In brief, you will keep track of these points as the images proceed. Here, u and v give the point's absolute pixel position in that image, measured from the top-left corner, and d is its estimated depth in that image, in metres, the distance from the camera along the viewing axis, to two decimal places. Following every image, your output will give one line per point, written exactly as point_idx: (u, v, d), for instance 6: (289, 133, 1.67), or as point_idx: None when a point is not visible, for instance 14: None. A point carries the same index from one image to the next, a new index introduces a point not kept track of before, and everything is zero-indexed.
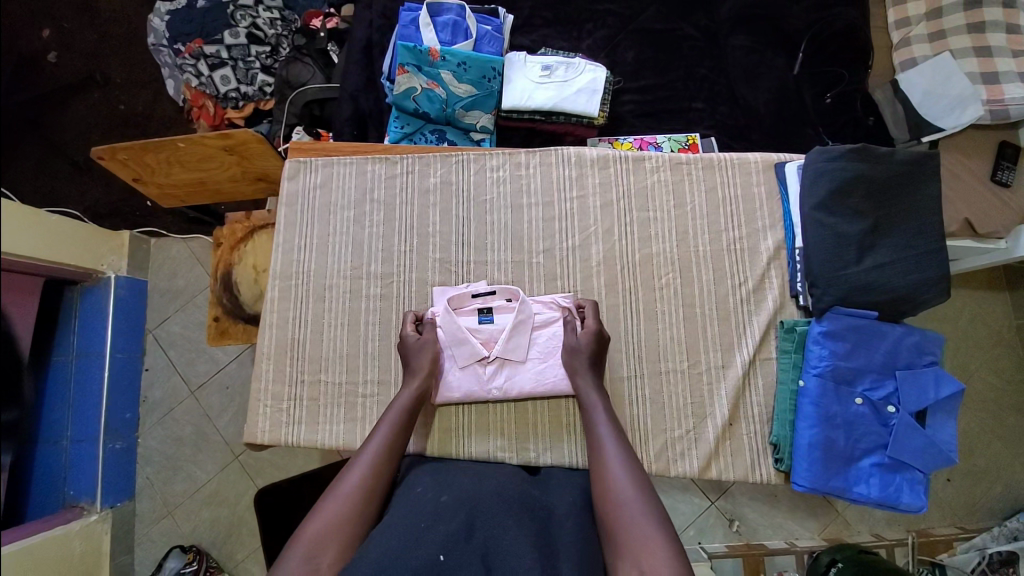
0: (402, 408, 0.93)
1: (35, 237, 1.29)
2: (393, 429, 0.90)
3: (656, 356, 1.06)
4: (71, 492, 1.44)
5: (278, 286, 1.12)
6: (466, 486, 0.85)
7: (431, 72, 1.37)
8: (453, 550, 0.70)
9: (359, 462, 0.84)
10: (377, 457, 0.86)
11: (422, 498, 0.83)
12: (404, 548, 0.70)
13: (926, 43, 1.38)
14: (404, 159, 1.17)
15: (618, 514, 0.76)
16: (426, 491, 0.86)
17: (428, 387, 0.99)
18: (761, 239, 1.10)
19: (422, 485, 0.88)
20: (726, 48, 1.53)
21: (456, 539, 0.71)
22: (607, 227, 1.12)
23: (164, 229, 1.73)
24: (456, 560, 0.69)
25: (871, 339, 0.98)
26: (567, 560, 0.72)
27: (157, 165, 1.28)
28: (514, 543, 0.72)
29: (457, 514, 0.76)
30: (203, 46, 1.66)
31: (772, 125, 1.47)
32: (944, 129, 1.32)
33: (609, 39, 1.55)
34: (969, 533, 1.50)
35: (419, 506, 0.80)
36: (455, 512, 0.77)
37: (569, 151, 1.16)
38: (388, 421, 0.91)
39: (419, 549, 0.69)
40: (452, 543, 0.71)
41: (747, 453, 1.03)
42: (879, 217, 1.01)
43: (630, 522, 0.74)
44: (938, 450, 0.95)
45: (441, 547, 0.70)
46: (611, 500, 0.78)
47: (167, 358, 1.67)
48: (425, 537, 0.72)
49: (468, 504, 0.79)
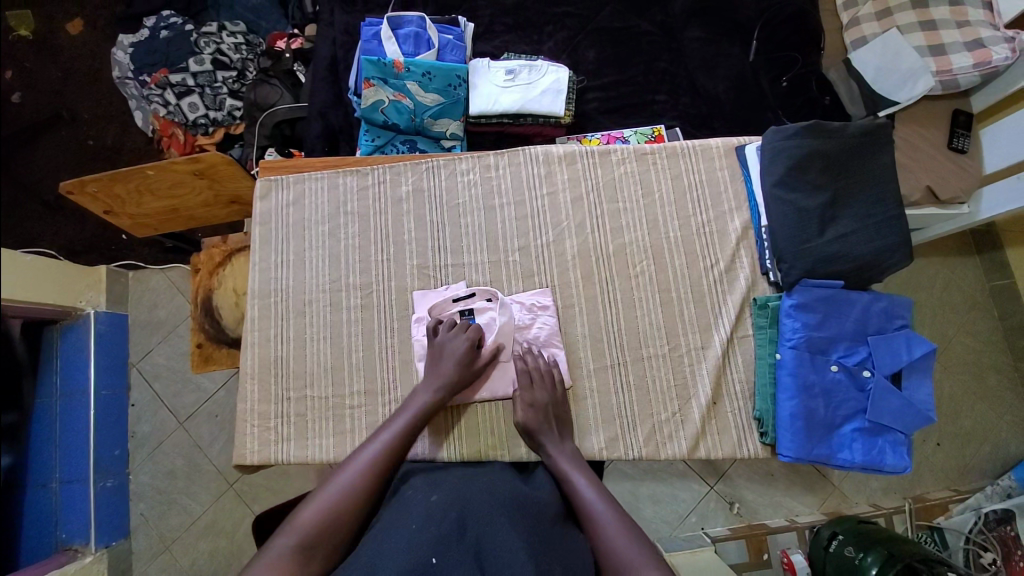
0: (411, 415, 0.95)
1: (13, 280, 1.30)
2: (402, 432, 0.93)
3: (637, 342, 1.08)
4: (63, 535, 1.42)
5: (257, 305, 1.12)
6: (457, 487, 0.85)
7: (397, 84, 1.39)
8: (446, 551, 0.70)
9: (357, 461, 0.87)
10: (376, 460, 0.88)
11: (414, 499, 0.83)
12: (399, 552, 0.69)
13: (874, 21, 1.43)
14: (374, 170, 1.18)
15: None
16: (416, 492, 0.86)
17: (444, 394, 1.00)
18: (729, 221, 1.13)
19: (414, 486, 0.89)
20: (683, 41, 1.57)
21: (449, 540, 0.71)
22: (579, 221, 1.14)
23: (140, 261, 1.71)
24: (449, 560, 0.69)
25: (841, 308, 1.01)
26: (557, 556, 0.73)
27: (127, 195, 1.28)
28: (505, 538, 0.74)
29: (449, 513, 0.77)
30: (169, 75, 1.67)
31: (733, 112, 1.51)
32: (898, 103, 1.37)
33: (570, 40, 1.59)
34: (962, 494, 1.53)
35: (411, 507, 0.80)
36: (446, 510, 0.77)
37: (536, 150, 1.17)
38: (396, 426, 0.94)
39: (411, 552, 0.69)
40: (444, 545, 0.71)
41: (733, 430, 1.04)
42: (837, 190, 1.04)
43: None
44: (915, 410, 0.98)
45: (433, 549, 0.70)
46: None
47: (152, 391, 1.65)
48: (416, 540, 0.72)
49: (459, 503, 0.79)
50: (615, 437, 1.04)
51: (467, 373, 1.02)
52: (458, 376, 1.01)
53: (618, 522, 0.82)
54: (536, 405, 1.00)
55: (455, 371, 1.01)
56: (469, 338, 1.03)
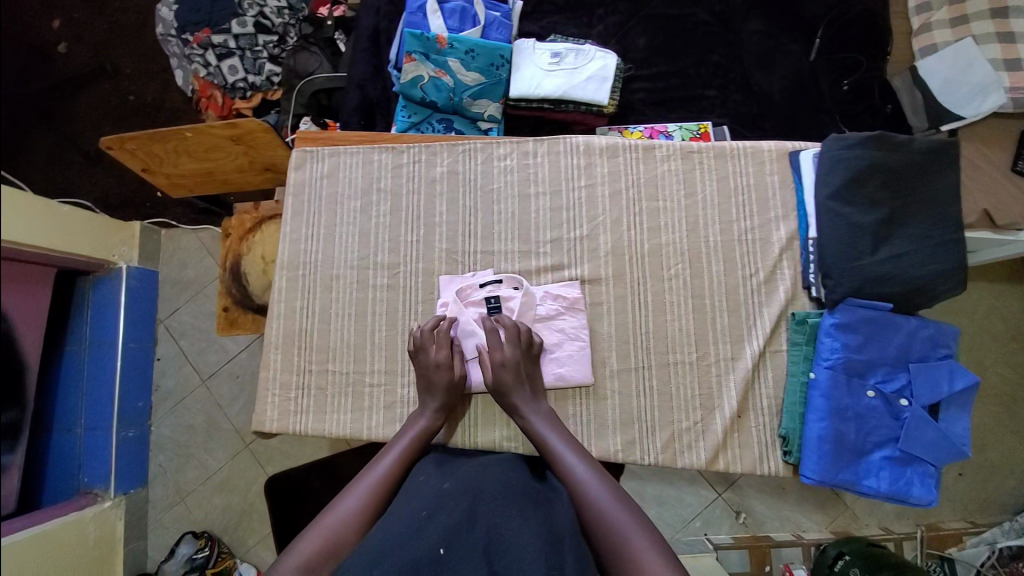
0: (411, 438, 0.95)
1: (48, 227, 1.30)
2: (401, 455, 0.93)
3: (665, 347, 1.05)
4: (85, 478, 1.46)
5: (285, 275, 1.13)
6: (472, 475, 0.86)
7: (439, 60, 1.36)
8: (453, 543, 0.70)
9: (358, 487, 0.86)
10: (377, 483, 0.87)
11: (427, 485, 0.85)
12: (407, 541, 0.71)
13: (948, 28, 1.35)
14: (411, 147, 1.16)
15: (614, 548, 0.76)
16: (428, 476, 0.87)
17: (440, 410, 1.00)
18: (774, 230, 1.08)
19: (428, 469, 0.90)
20: (740, 34, 1.49)
21: (458, 531, 0.71)
22: (616, 217, 1.10)
23: (174, 220, 1.74)
24: (456, 554, 0.68)
25: (885, 331, 0.96)
26: (570, 550, 0.72)
27: (164, 155, 1.28)
28: (517, 535, 0.72)
29: (460, 503, 0.77)
30: (211, 35, 1.65)
31: (786, 113, 1.43)
32: (964, 117, 1.29)
33: (620, 25, 1.52)
34: (980, 527, 1.48)
35: (421, 497, 0.81)
36: (458, 501, 0.78)
37: (577, 140, 1.13)
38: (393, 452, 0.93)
39: (420, 542, 0.70)
40: (453, 535, 0.71)
41: (756, 446, 1.01)
42: (896, 207, 0.99)
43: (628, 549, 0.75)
44: (951, 443, 0.94)
45: (442, 540, 0.70)
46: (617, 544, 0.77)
47: (177, 348, 1.70)
48: (425, 530, 0.72)
49: (470, 495, 0.79)
50: (632, 440, 1.02)
51: (449, 395, 1.00)
52: (445, 385, 1.00)
53: (625, 513, 0.80)
54: (505, 368, 0.99)
55: (447, 384, 1.01)
56: (445, 362, 1.01)
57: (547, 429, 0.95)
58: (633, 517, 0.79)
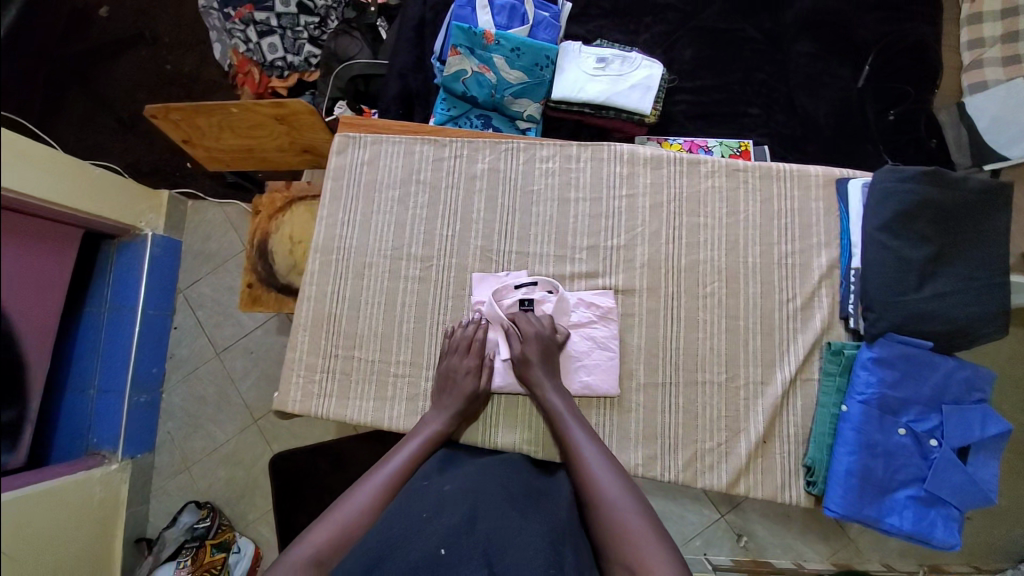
0: (427, 437, 0.95)
1: (79, 187, 1.30)
2: (416, 453, 0.93)
3: (694, 365, 1.04)
4: (94, 439, 1.49)
5: (318, 259, 1.12)
6: (469, 475, 0.86)
7: (483, 56, 1.35)
8: (454, 544, 0.69)
9: (372, 480, 0.87)
10: (390, 478, 0.88)
11: (428, 486, 0.83)
12: (410, 541, 0.71)
13: (999, 67, 1.36)
14: (453, 142, 1.15)
15: (616, 537, 0.76)
16: (428, 482, 0.85)
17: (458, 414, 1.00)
18: (814, 256, 1.06)
19: (432, 469, 0.88)
20: (789, 54, 1.47)
21: (459, 534, 0.71)
22: (655, 229, 1.09)
23: (200, 191, 1.74)
24: (457, 554, 0.68)
25: (922, 370, 0.94)
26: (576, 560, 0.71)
27: (206, 128, 1.29)
28: (518, 536, 0.73)
29: (460, 506, 0.76)
30: (253, 12, 1.66)
31: (831, 138, 1.41)
32: (1009, 158, 1.29)
33: (667, 35, 1.51)
34: (983, 574, 1.45)
35: (424, 495, 0.80)
36: (457, 503, 0.77)
37: (622, 148, 1.12)
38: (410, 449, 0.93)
39: (421, 542, 0.70)
40: (453, 537, 0.70)
41: (779, 473, 1.00)
42: (944, 245, 0.97)
43: (629, 539, 0.75)
44: (978, 489, 0.92)
45: (443, 540, 0.70)
46: (615, 524, 0.78)
47: (195, 318, 1.70)
48: (428, 529, 0.72)
49: (471, 496, 0.79)
50: (653, 455, 1.01)
51: (469, 402, 1.01)
52: (468, 388, 1.00)
53: (631, 505, 0.80)
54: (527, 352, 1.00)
55: (469, 389, 1.01)
56: (473, 368, 1.02)
57: (562, 411, 0.95)
58: (638, 508, 0.79)
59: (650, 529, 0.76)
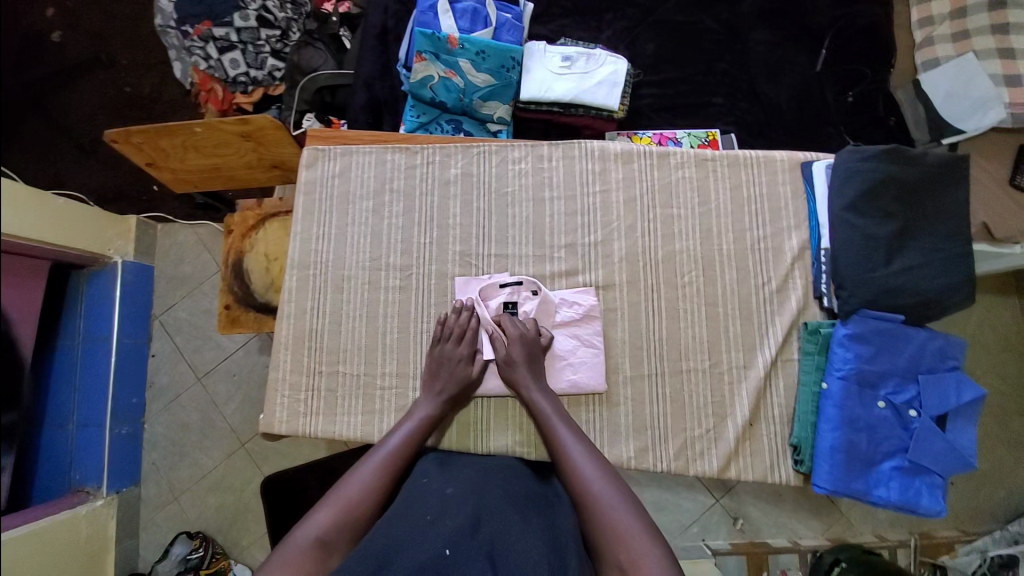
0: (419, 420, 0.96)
1: (42, 220, 1.27)
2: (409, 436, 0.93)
3: (677, 354, 1.05)
4: (76, 476, 1.44)
5: (295, 275, 1.11)
6: (472, 480, 0.86)
7: (449, 60, 1.34)
8: (459, 545, 0.69)
9: (370, 461, 0.87)
10: (388, 459, 0.88)
11: (430, 490, 0.83)
12: (414, 542, 0.70)
13: (950, 42, 1.37)
14: (425, 148, 1.15)
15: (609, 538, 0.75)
16: (432, 481, 0.86)
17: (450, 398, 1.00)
18: (786, 239, 1.09)
19: (431, 475, 0.88)
20: (748, 43, 1.50)
21: (462, 534, 0.71)
22: (631, 223, 1.10)
23: (170, 214, 1.70)
24: (461, 555, 0.68)
25: (896, 343, 0.97)
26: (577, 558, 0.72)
27: (171, 150, 1.26)
28: (521, 539, 0.72)
29: (462, 509, 0.76)
30: (212, 28, 1.62)
31: (795, 123, 1.44)
32: (963, 131, 1.31)
33: (629, 30, 1.52)
34: (971, 536, 1.51)
35: (426, 498, 0.81)
36: (460, 506, 0.77)
37: (593, 145, 1.13)
38: (404, 431, 0.93)
39: (429, 541, 0.70)
40: (457, 537, 0.70)
41: (767, 454, 1.02)
42: (908, 220, 1.00)
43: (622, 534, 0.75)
44: (958, 454, 0.95)
45: (447, 541, 0.70)
46: (607, 524, 0.77)
47: (173, 344, 1.66)
48: (432, 530, 0.72)
49: (474, 499, 0.79)
50: (645, 447, 1.02)
51: (463, 388, 1.02)
52: (456, 376, 1.01)
53: (623, 503, 0.79)
54: (513, 351, 1.00)
55: (458, 375, 1.01)
56: (466, 356, 1.02)
57: (549, 415, 0.95)
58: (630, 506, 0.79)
59: (640, 524, 0.76)
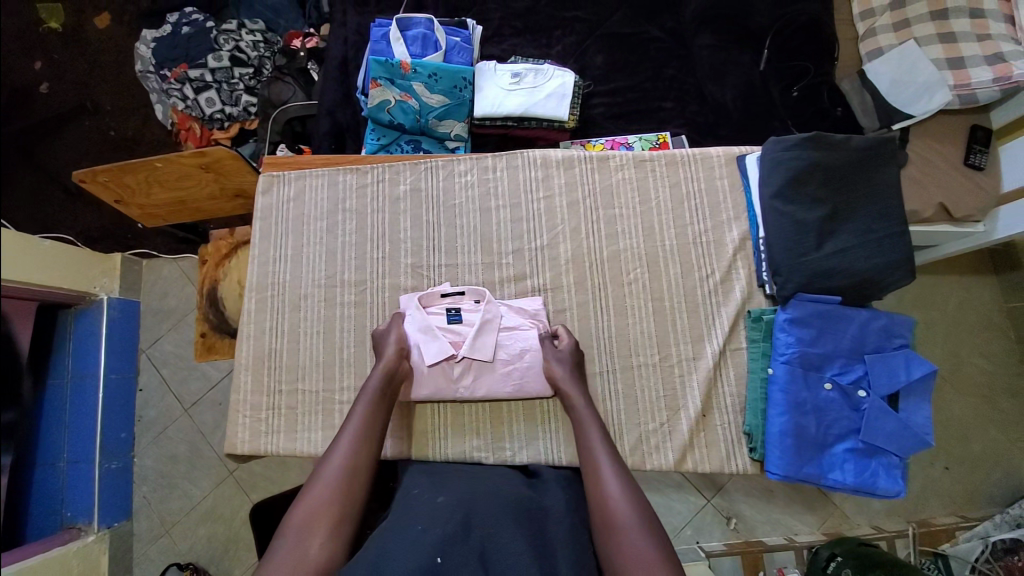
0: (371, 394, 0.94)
1: (28, 262, 1.33)
2: (369, 411, 0.92)
3: (627, 350, 1.07)
4: (69, 513, 1.46)
5: (253, 297, 1.14)
6: (464, 487, 0.84)
7: (404, 84, 1.40)
8: (450, 552, 0.71)
9: (336, 450, 0.86)
10: (353, 444, 0.87)
11: (421, 499, 0.82)
12: (401, 552, 0.70)
13: (891, 32, 1.40)
14: (374, 168, 1.19)
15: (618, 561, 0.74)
16: (422, 491, 0.85)
17: (397, 365, 0.99)
18: (727, 231, 1.11)
19: (416, 485, 0.88)
20: (693, 48, 1.55)
21: (454, 540, 0.72)
22: (575, 226, 1.13)
23: (154, 250, 1.75)
24: (453, 562, 0.70)
25: (836, 324, 0.99)
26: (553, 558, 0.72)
27: (137, 185, 1.31)
28: (510, 543, 0.72)
29: (453, 514, 0.76)
30: (188, 70, 1.70)
31: (743, 121, 1.49)
32: (911, 117, 1.34)
33: (579, 44, 1.58)
34: (970, 521, 1.48)
35: (416, 508, 0.80)
36: (452, 512, 0.77)
37: (535, 154, 1.17)
38: (359, 414, 0.91)
39: (414, 553, 0.70)
40: (449, 544, 0.71)
41: (722, 445, 1.03)
42: (838, 203, 1.02)
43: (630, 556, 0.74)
44: (912, 433, 0.95)
45: (438, 548, 0.71)
46: (615, 544, 0.76)
47: (160, 377, 1.69)
48: (421, 537, 0.72)
49: (465, 504, 0.78)
50: None
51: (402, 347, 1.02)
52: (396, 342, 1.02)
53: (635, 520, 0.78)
54: (563, 357, 1.02)
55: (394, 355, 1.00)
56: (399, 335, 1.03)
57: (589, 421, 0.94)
58: (639, 526, 0.77)
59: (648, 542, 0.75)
